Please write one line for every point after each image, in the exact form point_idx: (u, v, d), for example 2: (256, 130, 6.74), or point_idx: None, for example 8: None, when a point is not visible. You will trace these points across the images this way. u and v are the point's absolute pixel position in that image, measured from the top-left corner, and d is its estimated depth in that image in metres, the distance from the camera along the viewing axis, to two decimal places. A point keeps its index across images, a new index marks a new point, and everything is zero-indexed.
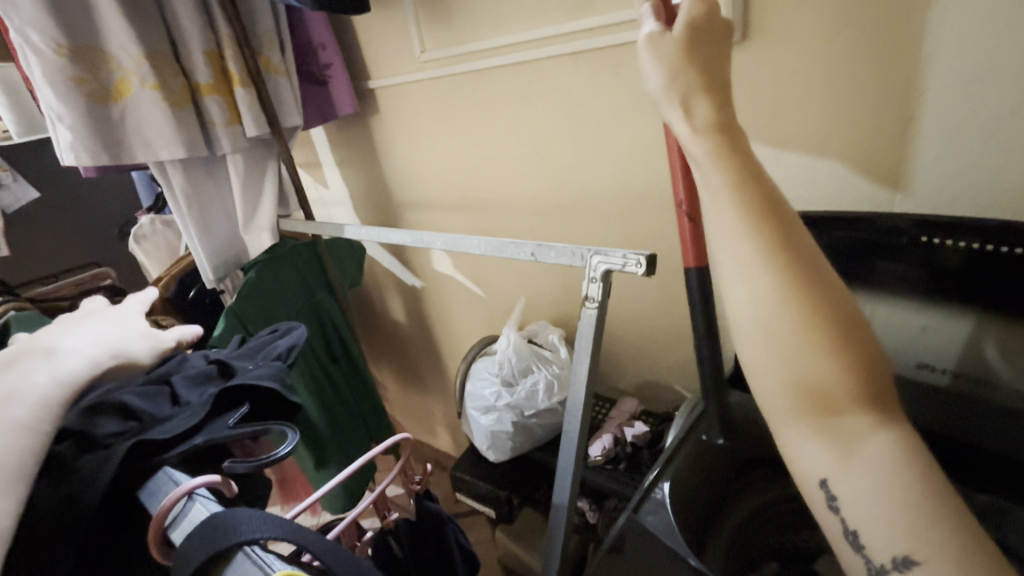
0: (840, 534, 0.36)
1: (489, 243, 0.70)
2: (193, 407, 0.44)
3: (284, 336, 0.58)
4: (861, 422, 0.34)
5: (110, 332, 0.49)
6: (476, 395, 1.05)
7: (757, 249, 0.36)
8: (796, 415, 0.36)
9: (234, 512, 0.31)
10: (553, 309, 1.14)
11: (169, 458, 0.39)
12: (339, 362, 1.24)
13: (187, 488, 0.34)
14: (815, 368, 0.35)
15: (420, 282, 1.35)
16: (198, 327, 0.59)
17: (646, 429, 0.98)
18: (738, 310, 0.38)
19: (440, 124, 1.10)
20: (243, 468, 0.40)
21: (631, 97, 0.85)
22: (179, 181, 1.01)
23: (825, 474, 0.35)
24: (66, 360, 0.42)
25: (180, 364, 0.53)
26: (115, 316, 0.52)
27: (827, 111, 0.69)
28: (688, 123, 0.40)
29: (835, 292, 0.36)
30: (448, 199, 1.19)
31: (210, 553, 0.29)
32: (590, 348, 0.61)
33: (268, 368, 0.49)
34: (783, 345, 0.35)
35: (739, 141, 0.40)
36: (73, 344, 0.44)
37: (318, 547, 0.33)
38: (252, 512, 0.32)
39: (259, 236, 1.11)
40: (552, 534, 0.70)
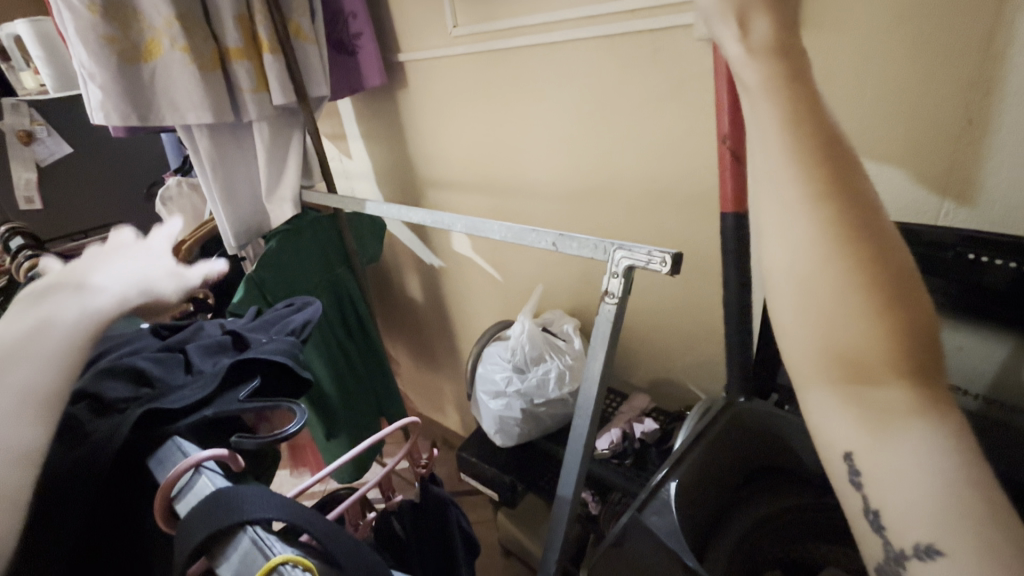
0: (859, 512, 0.33)
1: (509, 229, 0.69)
2: (202, 379, 0.44)
3: (298, 309, 0.58)
4: (899, 396, 0.31)
5: (136, 271, 0.49)
6: (487, 378, 1.05)
7: (804, 195, 0.33)
8: (821, 380, 0.33)
9: (240, 489, 0.32)
10: (570, 299, 1.13)
11: (179, 429, 0.39)
12: (354, 336, 1.25)
13: (194, 460, 0.34)
14: (853, 333, 0.32)
15: (439, 262, 1.34)
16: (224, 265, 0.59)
17: (656, 427, 0.97)
18: (775, 259, 0.35)
19: (469, 102, 1.08)
20: (248, 445, 0.40)
21: (666, 84, 0.82)
22: (206, 146, 1.01)
23: (850, 448, 0.33)
24: (96, 296, 0.43)
25: (197, 333, 0.53)
26: (142, 252, 0.53)
27: (882, 106, 0.64)
28: (743, 41, 0.36)
29: (882, 255, 0.33)
30: (472, 179, 1.17)
31: (213, 528, 0.30)
32: (606, 344, 0.60)
33: (278, 343, 0.49)
34: (821, 306, 0.33)
35: (802, 68, 0.36)
36: (101, 281, 0.45)
37: (317, 527, 0.33)
38: (256, 490, 0.32)
39: (282, 206, 1.11)
40: (555, 523, 0.70)
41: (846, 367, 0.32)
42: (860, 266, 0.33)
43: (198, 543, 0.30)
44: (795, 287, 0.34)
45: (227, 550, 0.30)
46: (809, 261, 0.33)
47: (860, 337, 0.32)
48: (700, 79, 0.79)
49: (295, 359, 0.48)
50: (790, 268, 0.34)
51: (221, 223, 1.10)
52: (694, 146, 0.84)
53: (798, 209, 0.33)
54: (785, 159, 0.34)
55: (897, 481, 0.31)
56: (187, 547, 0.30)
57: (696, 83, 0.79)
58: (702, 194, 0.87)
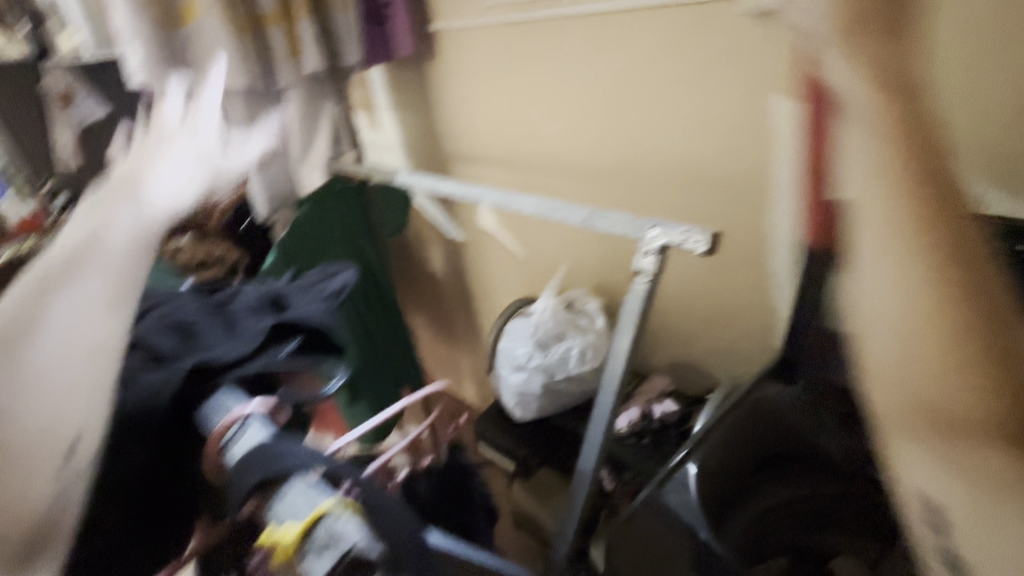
0: (935, 556, 0.33)
1: (541, 204, 0.69)
2: (240, 339, 0.45)
3: (333, 276, 0.59)
4: (996, 458, 0.29)
5: (189, 167, 0.50)
6: (508, 353, 1.06)
7: (902, 221, 0.29)
8: (905, 425, 0.31)
9: (284, 443, 0.33)
10: (594, 279, 1.12)
11: (224, 380, 0.42)
12: (378, 307, 1.27)
13: (241, 413, 0.36)
14: (945, 383, 0.29)
15: (463, 237, 1.35)
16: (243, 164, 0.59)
17: (676, 408, 0.98)
18: (871, 324, 0.32)
19: (501, 75, 1.06)
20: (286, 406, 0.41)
21: (705, 60, 0.80)
22: (239, 112, 1.02)
23: (929, 499, 0.32)
24: (149, 206, 0.45)
25: (238, 293, 0.55)
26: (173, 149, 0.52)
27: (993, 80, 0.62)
28: (816, 1, 0.30)
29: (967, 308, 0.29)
30: (499, 154, 1.16)
31: (264, 476, 0.32)
32: (634, 322, 0.60)
33: (315, 307, 0.49)
34: (913, 352, 0.30)
35: (906, 47, 0.29)
36: (155, 188, 0.46)
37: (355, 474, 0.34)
38: (297, 444, 0.34)
39: (312, 174, 1.12)
40: (573, 496, 0.71)
41: (934, 421, 0.30)
42: (961, 308, 0.29)
43: (250, 489, 0.32)
44: (885, 325, 0.31)
45: (277, 495, 0.31)
46: (913, 321, 0.30)
47: (953, 384, 0.29)
48: (740, 54, 0.77)
49: (330, 321, 0.49)
50: (877, 301, 0.31)
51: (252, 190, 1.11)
52: (729, 124, 0.82)
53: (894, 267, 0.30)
54: (885, 178, 0.29)
55: (982, 536, 0.30)
56: (241, 492, 0.32)
57: (736, 58, 0.77)
58: (735, 175, 0.85)
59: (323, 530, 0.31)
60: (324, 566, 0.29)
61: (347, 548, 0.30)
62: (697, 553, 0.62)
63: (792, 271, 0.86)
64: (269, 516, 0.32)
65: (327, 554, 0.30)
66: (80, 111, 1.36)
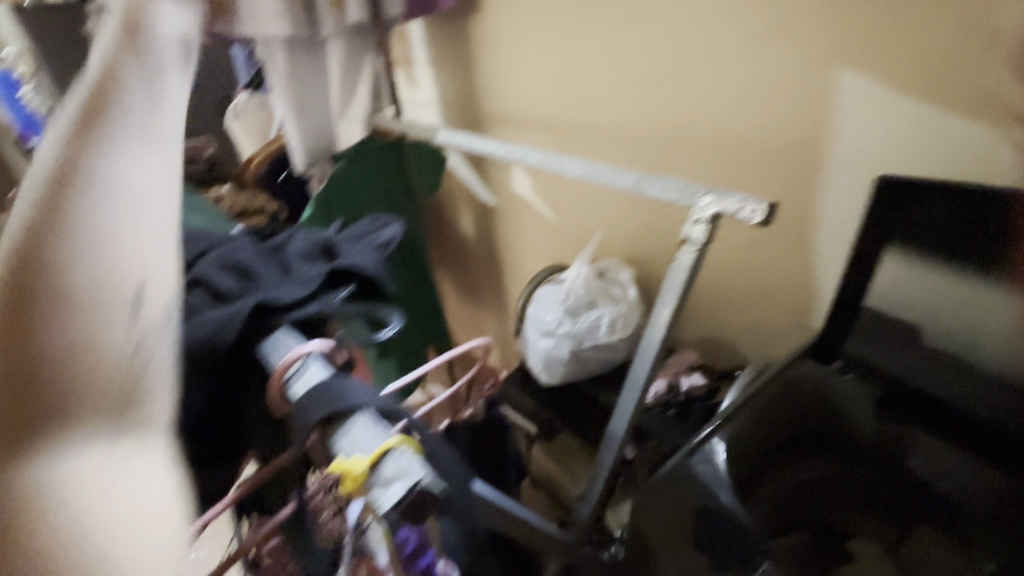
0: None
1: (586, 167, 0.68)
2: (293, 281, 0.47)
3: (381, 228, 0.59)
4: None
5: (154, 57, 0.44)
6: (537, 318, 1.07)
7: None
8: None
9: (344, 381, 0.35)
10: (628, 248, 1.11)
11: (285, 322, 0.43)
12: (409, 266, 1.29)
13: (302, 351, 0.37)
14: None
15: (494, 201, 1.34)
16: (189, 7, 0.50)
17: (703, 382, 0.98)
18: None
19: (547, 32, 1.03)
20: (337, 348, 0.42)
21: (769, 25, 0.78)
22: (282, 61, 1.01)
23: None
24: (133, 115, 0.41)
25: (290, 238, 0.56)
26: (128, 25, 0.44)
27: None
28: None
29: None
30: (537, 117, 1.13)
31: (328, 412, 0.34)
32: (678, 292, 0.60)
33: (364, 256, 0.50)
34: None
35: None
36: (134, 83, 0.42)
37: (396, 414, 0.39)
38: (357, 382, 0.36)
39: (350, 128, 1.11)
40: (602, 459, 0.74)
41: None
42: None
43: (316, 420, 0.34)
44: None
45: (341, 429, 0.33)
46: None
47: None
48: (812, 23, 0.75)
49: (381, 273, 0.50)
50: None
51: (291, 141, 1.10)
52: (789, 96, 0.80)
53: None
54: None
55: None
56: (305, 425, 0.34)
57: (806, 26, 0.75)
58: (788, 148, 0.83)
59: (392, 463, 0.31)
60: (393, 494, 0.30)
61: (415, 479, 0.30)
62: (718, 516, 0.66)
63: (838, 251, 0.84)
64: (335, 450, 0.33)
65: (395, 485, 0.30)
66: None
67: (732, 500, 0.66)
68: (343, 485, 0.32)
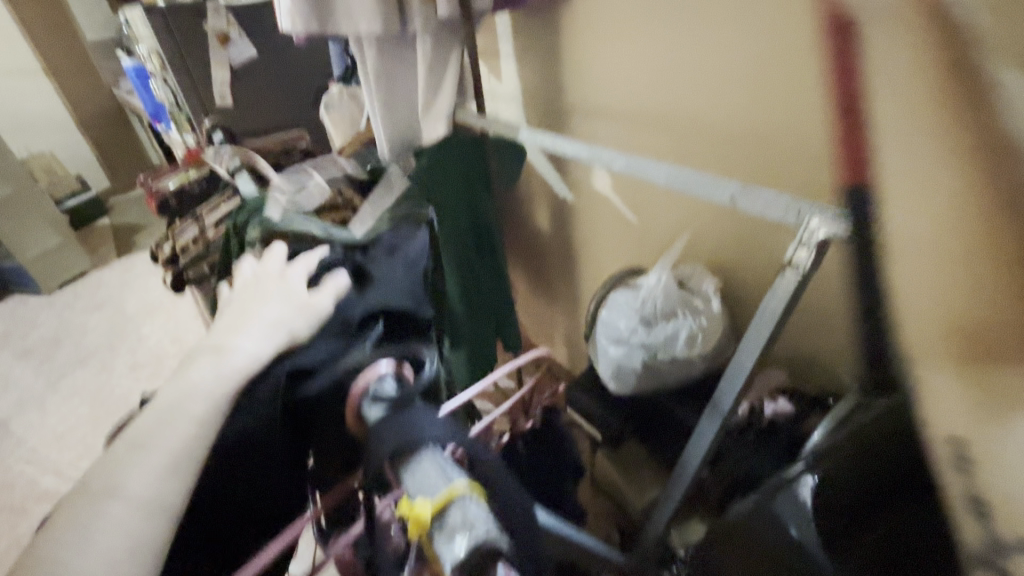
0: None
1: (676, 174, 0.64)
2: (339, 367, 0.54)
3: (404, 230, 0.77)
4: None
5: (280, 315, 0.51)
6: (609, 325, 1.02)
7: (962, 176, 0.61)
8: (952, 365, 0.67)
9: (414, 415, 0.39)
10: (716, 255, 1.03)
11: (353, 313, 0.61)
12: (484, 260, 1.33)
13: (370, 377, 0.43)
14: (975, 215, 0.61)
15: (572, 196, 1.30)
16: (343, 278, 0.60)
17: (790, 408, 0.91)
18: (905, 227, 0.69)
19: (629, 26, 0.98)
20: (397, 356, 0.49)
21: None
22: (372, 57, 1.03)
23: None
24: (129, 470, 0.38)
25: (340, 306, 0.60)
26: (257, 303, 0.52)
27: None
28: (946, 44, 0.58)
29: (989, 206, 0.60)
30: (619, 107, 1.08)
31: (401, 445, 0.37)
32: (776, 316, 0.58)
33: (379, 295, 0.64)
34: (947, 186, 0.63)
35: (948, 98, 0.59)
36: (135, 469, 0.38)
37: (385, 429, 0.39)
38: (432, 418, 0.40)
39: (434, 124, 1.13)
40: (676, 479, 0.78)
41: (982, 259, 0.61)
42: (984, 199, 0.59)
43: (386, 456, 0.38)
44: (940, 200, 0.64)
45: (414, 462, 0.37)
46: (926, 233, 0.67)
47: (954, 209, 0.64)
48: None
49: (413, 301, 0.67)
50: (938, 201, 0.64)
51: (378, 133, 1.13)
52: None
53: (933, 140, 0.63)
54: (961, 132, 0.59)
55: None
56: (379, 452, 0.38)
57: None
58: None
59: (456, 512, 0.34)
60: (458, 552, 0.32)
61: (479, 536, 0.33)
62: (801, 554, 0.65)
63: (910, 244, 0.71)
64: (405, 488, 0.36)
65: (461, 532, 0.33)
66: (234, 51, 1.56)
67: (806, 535, 0.65)
68: (410, 528, 0.35)
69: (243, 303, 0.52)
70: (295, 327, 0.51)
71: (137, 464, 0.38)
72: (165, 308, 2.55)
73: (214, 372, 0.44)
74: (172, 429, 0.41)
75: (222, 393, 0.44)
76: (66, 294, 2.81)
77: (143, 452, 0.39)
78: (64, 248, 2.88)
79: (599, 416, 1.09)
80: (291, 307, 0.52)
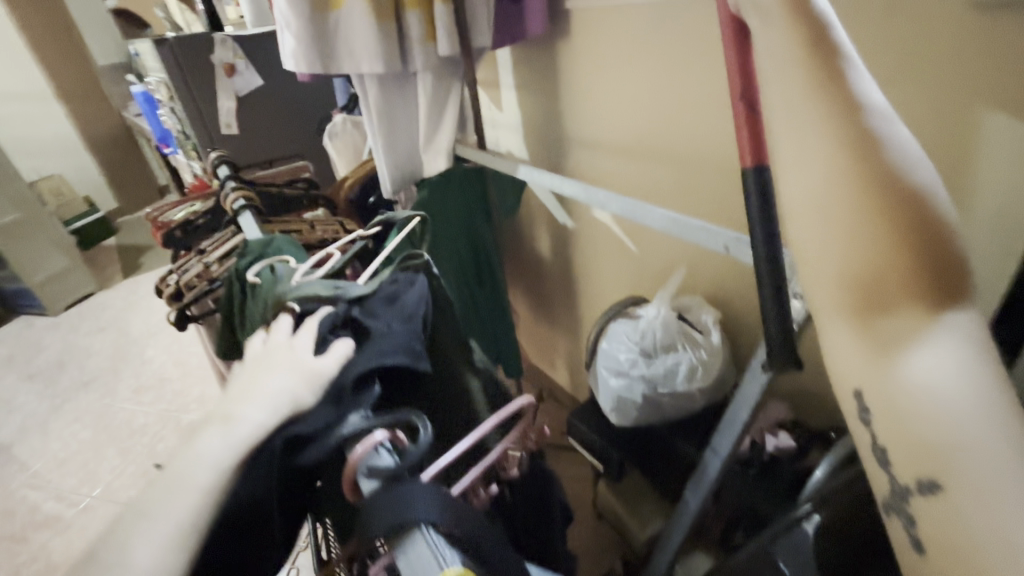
0: None
1: (672, 220, 0.65)
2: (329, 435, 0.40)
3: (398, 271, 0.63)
4: None
5: (291, 370, 0.42)
6: (610, 356, 1.02)
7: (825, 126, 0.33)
8: (840, 313, 0.32)
9: (408, 489, 0.34)
10: (715, 285, 1.04)
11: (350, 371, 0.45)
12: (485, 289, 1.34)
13: (371, 442, 0.38)
14: (868, 248, 0.31)
15: (571, 223, 1.31)
16: (348, 341, 0.47)
17: (791, 443, 0.90)
18: (786, 175, 0.34)
19: (626, 62, 1.01)
20: (389, 423, 0.40)
21: (904, 61, 0.63)
22: (374, 93, 1.05)
23: None
24: (135, 547, 0.32)
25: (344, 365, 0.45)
26: (267, 365, 0.43)
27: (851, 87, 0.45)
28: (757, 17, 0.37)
29: (930, 197, 0.32)
30: (618, 137, 1.11)
31: (392, 527, 0.33)
32: (767, 367, 0.59)
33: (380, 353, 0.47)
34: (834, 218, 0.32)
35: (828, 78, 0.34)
36: (142, 542, 0.32)
37: (373, 508, 0.34)
38: (425, 491, 0.35)
39: (436, 157, 1.16)
40: (677, 521, 0.78)
41: (861, 293, 0.31)
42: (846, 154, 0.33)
43: (378, 537, 0.33)
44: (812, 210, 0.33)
45: (405, 550, 0.33)
46: (824, 181, 0.33)
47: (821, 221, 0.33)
48: (961, 45, 0.58)
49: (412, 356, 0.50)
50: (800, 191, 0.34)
51: (380, 165, 1.15)
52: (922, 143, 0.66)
53: (799, 91, 0.34)
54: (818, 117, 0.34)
55: None
56: (368, 538, 0.33)
57: (955, 48, 0.59)
58: None
59: None
60: None
61: None
62: None
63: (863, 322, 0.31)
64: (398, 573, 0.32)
65: None
66: (240, 81, 1.60)
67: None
68: None
69: (248, 376, 0.43)
70: (299, 393, 0.41)
71: (143, 531, 0.32)
72: (169, 331, 2.56)
73: (220, 440, 0.37)
74: (176, 500, 0.34)
75: (227, 462, 0.36)
76: (71, 317, 2.82)
77: (146, 521, 0.33)
78: (71, 269, 2.91)
79: (599, 446, 1.09)
80: (292, 375, 0.42)
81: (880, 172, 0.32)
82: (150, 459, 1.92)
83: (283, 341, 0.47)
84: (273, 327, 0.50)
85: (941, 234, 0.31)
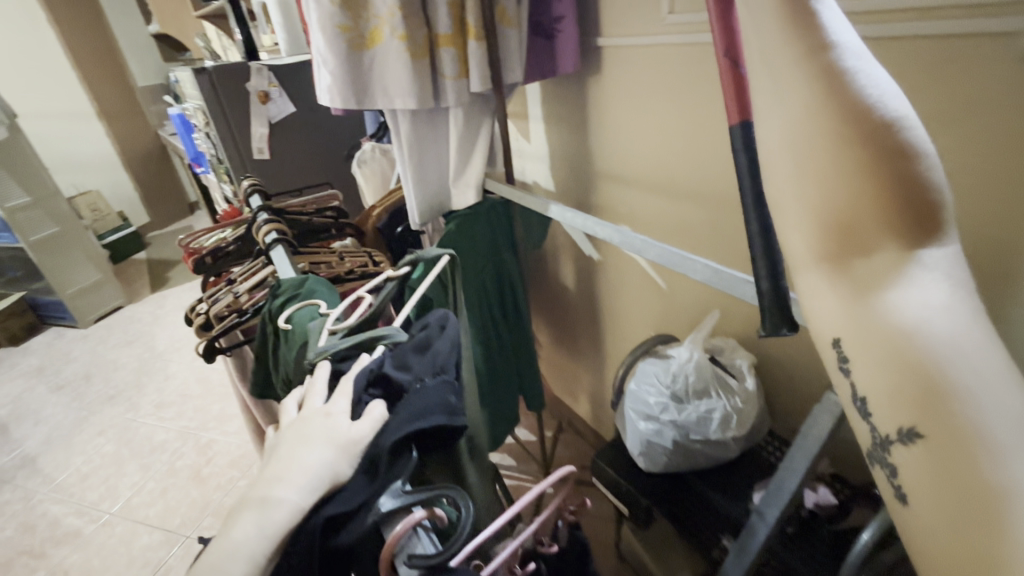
0: None
1: (714, 271, 0.62)
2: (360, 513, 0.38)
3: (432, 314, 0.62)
4: None
5: (327, 441, 0.42)
6: (639, 398, 1.00)
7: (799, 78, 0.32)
8: (817, 261, 0.31)
9: None
10: (750, 326, 1.01)
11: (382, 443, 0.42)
12: (509, 322, 1.33)
13: (411, 521, 0.39)
14: (846, 192, 0.30)
15: (598, 255, 1.29)
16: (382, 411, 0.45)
17: (833, 500, 0.86)
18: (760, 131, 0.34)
19: (658, 100, 1.00)
20: (427, 497, 0.41)
21: (963, 110, 0.60)
22: (406, 127, 1.06)
23: None
24: None
25: (380, 431, 0.44)
26: (303, 437, 0.42)
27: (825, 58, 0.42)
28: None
29: (905, 130, 0.30)
30: (648, 173, 1.09)
31: None
32: (819, 440, 0.56)
33: (406, 417, 0.44)
34: (813, 169, 0.31)
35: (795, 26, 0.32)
36: None
37: None
38: None
39: (466, 192, 1.17)
40: None
41: (837, 236, 0.30)
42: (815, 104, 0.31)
43: None
44: (793, 164, 0.32)
45: None
46: (795, 133, 0.32)
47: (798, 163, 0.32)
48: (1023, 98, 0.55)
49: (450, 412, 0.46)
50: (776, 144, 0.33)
51: (409, 198, 1.15)
52: (976, 197, 0.62)
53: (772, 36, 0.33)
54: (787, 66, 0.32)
55: None
56: None
57: (1014, 100, 0.56)
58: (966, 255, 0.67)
59: None
60: None
61: None
62: None
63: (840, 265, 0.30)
64: None
65: None
66: (273, 108, 1.63)
67: None
68: None
69: (285, 448, 0.42)
70: (337, 465, 0.41)
71: None
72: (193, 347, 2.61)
73: (256, 527, 0.35)
74: None
75: (262, 552, 0.35)
76: (99, 330, 2.89)
77: None
78: (103, 283, 2.99)
79: (627, 488, 1.04)
80: (330, 451, 0.40)
81: (854, 113, 0.30)
82: (170, 476, 1.93)
83: (319, 409, 0.46)
84: (310, 384, 0.50)
85: (915, 168, 0.29)
